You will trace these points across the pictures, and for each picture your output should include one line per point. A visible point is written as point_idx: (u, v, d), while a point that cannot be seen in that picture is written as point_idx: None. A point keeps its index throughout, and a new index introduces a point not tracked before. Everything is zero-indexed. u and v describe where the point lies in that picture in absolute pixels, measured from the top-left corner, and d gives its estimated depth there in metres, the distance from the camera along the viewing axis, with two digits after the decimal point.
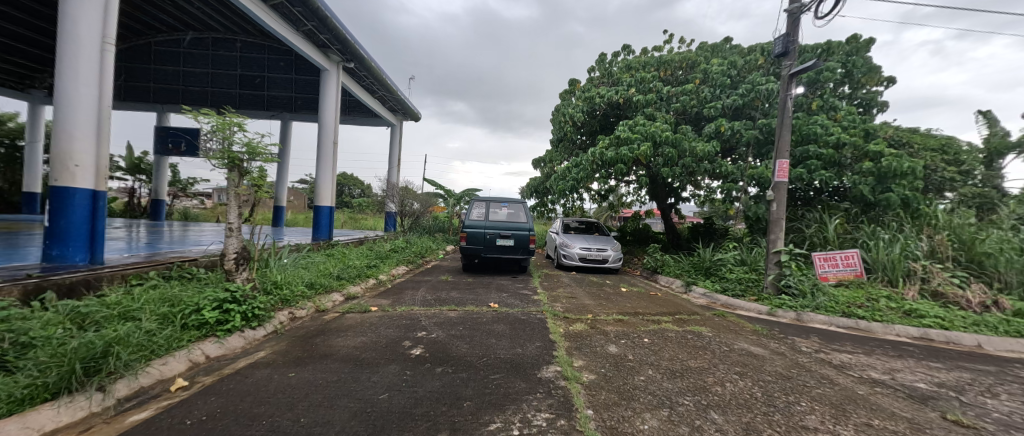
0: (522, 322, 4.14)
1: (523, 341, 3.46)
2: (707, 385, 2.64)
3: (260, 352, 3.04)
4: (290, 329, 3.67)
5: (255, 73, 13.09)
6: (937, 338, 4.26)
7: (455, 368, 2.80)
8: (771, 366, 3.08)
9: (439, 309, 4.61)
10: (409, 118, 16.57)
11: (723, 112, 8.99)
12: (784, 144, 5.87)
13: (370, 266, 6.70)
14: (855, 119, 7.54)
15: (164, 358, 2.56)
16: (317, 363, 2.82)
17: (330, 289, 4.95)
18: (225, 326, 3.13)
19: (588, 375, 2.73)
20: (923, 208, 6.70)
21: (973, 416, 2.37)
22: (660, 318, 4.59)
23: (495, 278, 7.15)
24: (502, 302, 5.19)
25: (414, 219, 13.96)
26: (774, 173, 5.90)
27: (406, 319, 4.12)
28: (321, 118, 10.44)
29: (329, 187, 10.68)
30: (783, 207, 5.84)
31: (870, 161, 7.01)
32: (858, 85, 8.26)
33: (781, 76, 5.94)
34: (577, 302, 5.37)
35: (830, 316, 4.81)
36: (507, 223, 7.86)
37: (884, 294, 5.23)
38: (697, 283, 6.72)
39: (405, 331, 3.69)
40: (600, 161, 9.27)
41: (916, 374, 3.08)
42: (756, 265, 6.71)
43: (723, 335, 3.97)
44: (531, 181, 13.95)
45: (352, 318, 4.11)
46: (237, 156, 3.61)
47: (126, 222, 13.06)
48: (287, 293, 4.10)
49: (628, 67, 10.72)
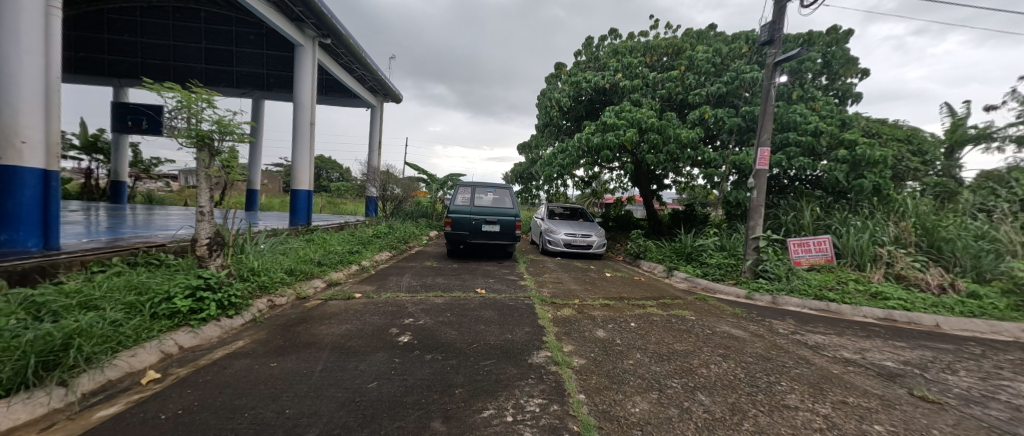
0: (511, 308, 4.13)
1: (512, 327, 3.45)
2: (693, 367, 2.71)
3: (238, 341, 2.89)
4: (271, 317, 3.50)
5: (223, 47, 12.35)
6: (900, 318, 4.53)
7: (445, 355, 2.76)
8: (752, 348, 3.19)
9: (425, 295, 4.54)
10: (390, 99, 16.05)
11: (708, 99, 9.09)
12: (766, 131, 5.94)
13: (353, 252, 6.53)
14: (832, 109, 7.76)
15: (133, 350, 2.40)
16: (301, 353, 2.72)
17: (312, 276, 4.77)
18: (199, 314, 2.94)
19: (580, 360, 2.75)
20: (892, 195, 7.02)
21: (937, 392, 2.53)
22: (645, 302, 4.67)
23: (481, 264, 7.11)
24: (489, 287, 5.16)
25: (397, 204, 13.69)
26: (756, 160, 5.99)
27: (393, 306, 4.02)
28: (297, 98, 9.91)
29: (307, 169, 10.22)
30: (763, 194, 5.97)
31: (845, 149, 7.24)
32: (835, 76, 8.50)
33: (766, 64, 5.96)
34: (563, 287, 5.44)
35: (804, 298, 5.01)
36: (492, 209, 7.78)
37: (853, 277, 5.51)
38: (678, 269, 6.88)
39: (391, 318, 3.61)
40: (586, 146, 9.27)
41: (884, 353, 3.25)
42: (735, 250, 6.90)
43: (705, 318, 4.08)
44: (517, 167, 13.88)
45: (335, 306, 3.99)
46: (205, 134, 3.33)
47: (84, 204, 12.26)
48: (267, 281, 3.92)
49: (614, 52, 10.66)
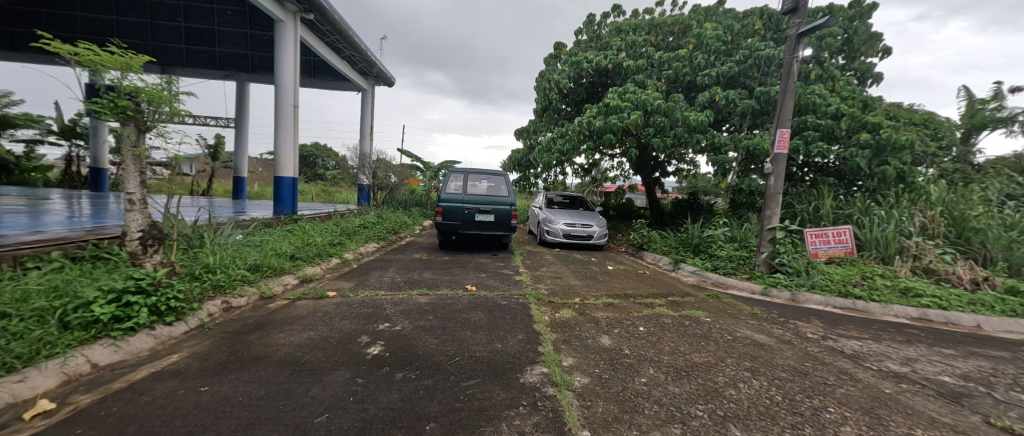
0: (504, 309, 3.65)
1: (503, 334, 2.97)
2: (717, 388, 2.24)
3: (171, 356, 2.40)
4: (222, 322, 3.01)
5: (203, 26, 11.66)
6: (935, 318, 4.07)
7: (419, 372, 2.28)
8: (782, 359, 2.72)
9: (407, 294, 4.06)
10: (382, 82, 15.34)
11: (717, 80, 8.50)
12: (787, 111, 5.35)
13: (334, 244, 6.03)
14: (853, 89, 7.24)
15: (23, 373, 1.91)
16: (244, 371, 2.23)
17: (282, 272, 4.28)
18: (125, 323, 2.45)
19: (582, 378, 2.28)
20: (917, 182, 6.51)
21: (1018, 419, 2.06)
22: (653, 300, 4.20)
23: (474, 257, 6.63)
24: (480, 283, 4.69)
25: (388, 193, 13.11)
26: (774, 143, 5.43)
27: (369, 308, 3.53)
28: (278, 79, 9.27)
29: (291, 155, 9.63)
30: (781, 181, 5.45)
31: (867, 132, 6.73)
32: (855, 55, 7.92)
33: (788, 36, 5.35)
34: (562, 282, 4.97)
35: (826, 295, 4.54)
36: (486, 197, 7.25)
37: (878, 272, 5.05)
38: (685, 261, 6.41)
39: (363, 323, 3.12)
40: (587, 130, 8.72)
41: (936, 364, 2.78)
42: (746, 241, 6.41)
43: (722, 320, 3.60)
44: (514, 154, 13.26)
45: (303, 307, 3.50)
46: (128, 105, 2.74)
47: (64, 193, 11.74)
48: (222, 279, 3.42)
49: (618, 30, 10.00)
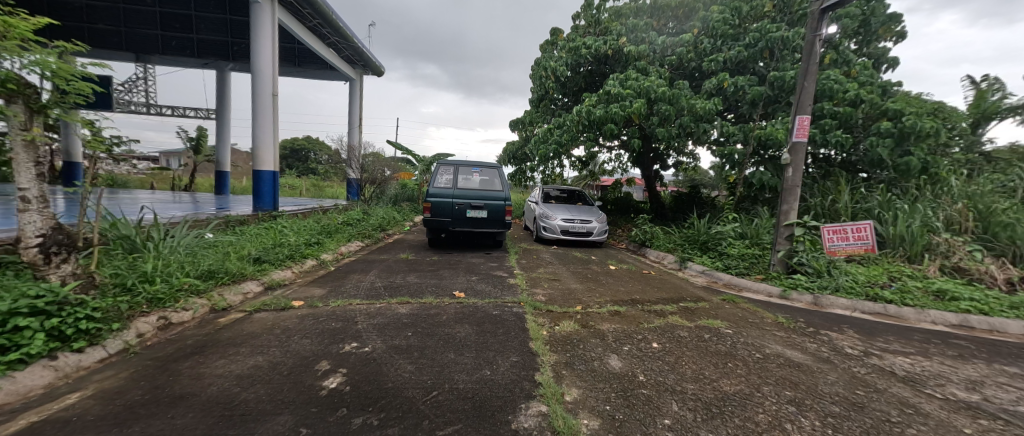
0: (495, 321, 3.16)
1: (492, 356, 2.48)
2: (761, 433, 1.76)
3: (69, 396, 1.89)
4: (154, 346, 2.49)
5: (179, 12, 10.98)
6: (978, 326, 3.65)
7: (385, 416, 1.79)
8: (827, 385, 2.27)
9: (385, 303, 3.55)
10: (371, 72, 14.69)
11: (725, 66, 8.01)
12: (807, 96, 4.85)
13: (311, 244, 5.49)
14: (871, 74, 6.84)
15: None
16: (156, 419, 1.72)
17: (243, 278, 3.75)
18: (11, 354, 1.92)
19: (590, 421, 1.80)
20: (941, 173, 6.10)
21: None
22: (664, 308, 3.73)
23: (466, 256, 6.13)
24: (469, 288, 4.19)
25: (378, 188, 12.54)
26: (792, 130, 4.94)
27: (337, 322, 3.02)
28: (255, 65, 8.64)
29: (271, 147, 9.00)
30: (800, 172, 4.98)
31: (888, 120, 6.33)
32: (871, 38, 7.44)
33: (810, 13, 4.82)
34: (561, 286, 4.50)
35: (851, 299, 4.11)
36: (479, 192, 6.74)
37: (906, 272, 4.61)
38: (693, 260, 5.97)
39: (327, 342, 2.62)
40: (586, 120, 8.21)
41: (1008, 389, 2.33)
42: (759, 238, 5.96)
43: (746, 332, 3.13)
44: (509, 146, 12.73)
45: (259, 321, 3.00)
46: (14, 74, 2.16)
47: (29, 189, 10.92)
48: (161, 292, 2.90)
49: (617, 14, 9.46)
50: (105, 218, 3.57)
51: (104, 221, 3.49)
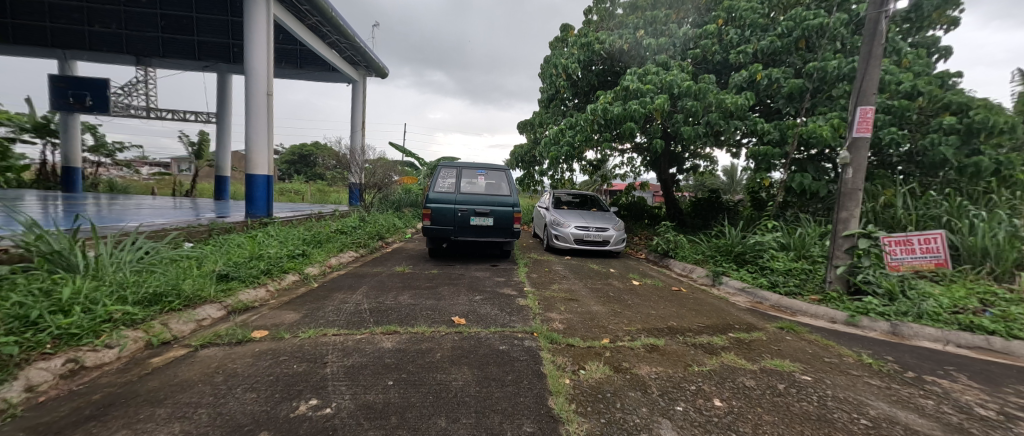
0: (501, 363, 2.46)
1: (497, 425, 1.77)
2: None
3: None
4: (47, 403, 1.83)
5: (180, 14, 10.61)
6: None
7: None
8: None
9: (367, 334, 2.89)
10: (374, 73, 14.23)
11: (756, 59, 7.25)
12: (872, 83, 4.11)
13: (294, 256, 4.88)
14: (925, 64, 6.10)
15: None
16: None
17: (200, 302, 3.13)
18: None
19: None
20: (1017, 175, 5.29)
21: None
22: (711, 341, 3.00)
23: (470, 270, 5.46)
24: (471, 313, 3.49)
25: (380, 193, 11.99)
26: (852, 125, 4.20)
27: (300, 364, 2.35)
28: (248, 62, 8.12)
29: (264, 150, 8.46)
30: (861, 173, 4.22)
31: (952, 114, 5.60)
32: (923, 24, 6.67)
33: None
34: (581, 308, 3.79)
35: (940, 328, 3.33)
36: (485, 197, 6.10)
37: (998, 293, 3.81)
38: (728, 275, 5.24)
39: (276, 400, 1.94)
40: (602, 119, 7.53)
41: None
42: (804, 250, 5.20)
43: (831, 380, 2.39)
44: (517, 149, 12.10)
45: (201, 363, 2.33)
46: None
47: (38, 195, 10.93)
48: (76, 326, 2.28)
49: (634, 7, 8.81)
50: (32, 230, 2.97)
51: (30, 234, 2.91)
